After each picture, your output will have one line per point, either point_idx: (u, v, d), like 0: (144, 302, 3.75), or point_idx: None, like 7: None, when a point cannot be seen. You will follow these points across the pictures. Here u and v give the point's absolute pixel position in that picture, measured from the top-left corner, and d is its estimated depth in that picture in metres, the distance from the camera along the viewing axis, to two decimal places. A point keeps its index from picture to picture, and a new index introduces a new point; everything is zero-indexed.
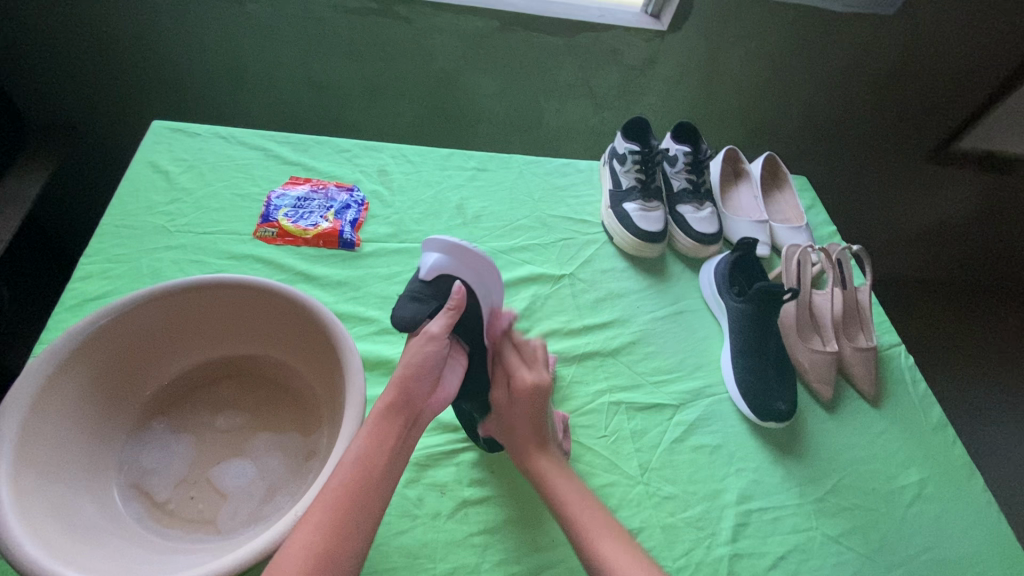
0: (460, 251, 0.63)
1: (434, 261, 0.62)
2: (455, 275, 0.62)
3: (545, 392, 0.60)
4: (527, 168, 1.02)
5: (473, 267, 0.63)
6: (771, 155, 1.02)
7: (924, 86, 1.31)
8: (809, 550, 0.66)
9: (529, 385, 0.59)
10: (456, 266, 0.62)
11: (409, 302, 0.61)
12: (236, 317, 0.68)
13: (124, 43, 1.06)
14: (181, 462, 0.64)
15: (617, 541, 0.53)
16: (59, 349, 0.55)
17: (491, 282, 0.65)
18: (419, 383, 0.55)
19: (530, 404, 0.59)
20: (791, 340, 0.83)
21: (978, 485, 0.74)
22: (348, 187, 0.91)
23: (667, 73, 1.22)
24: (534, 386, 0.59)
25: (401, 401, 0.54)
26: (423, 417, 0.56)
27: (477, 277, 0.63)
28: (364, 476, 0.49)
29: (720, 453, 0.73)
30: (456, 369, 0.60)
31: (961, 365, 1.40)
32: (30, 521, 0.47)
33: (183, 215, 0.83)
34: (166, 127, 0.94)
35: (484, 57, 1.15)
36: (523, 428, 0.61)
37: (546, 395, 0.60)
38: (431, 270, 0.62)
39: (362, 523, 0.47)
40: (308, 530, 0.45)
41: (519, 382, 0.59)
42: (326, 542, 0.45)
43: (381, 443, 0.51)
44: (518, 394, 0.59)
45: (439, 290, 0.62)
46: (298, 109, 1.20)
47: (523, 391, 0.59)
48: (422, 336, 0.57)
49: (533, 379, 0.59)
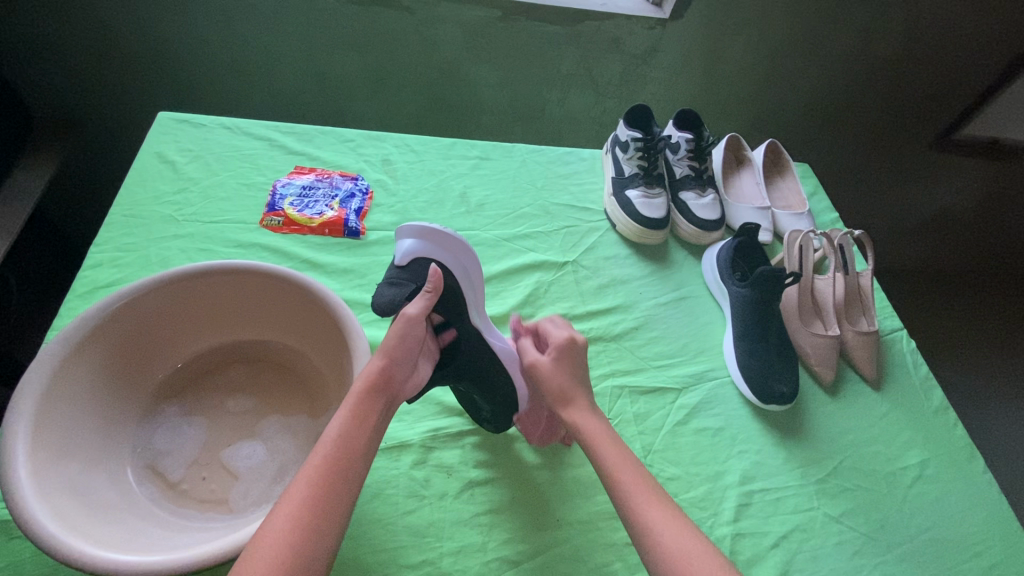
0: (432, 235, 0.66)
1: (408, 245, 0.66)
2: (430, 257, 0.65)
3: (581, 349, 0.64)
4: (530, 156, 1.02)
5: (448, 248, 0.67)
6: (773, 141, 1.03)
7: (926, 72, 1.31)
8: (810, 530, 0.67)
9: (566, 340, 0.64)
10: (431, 249, 0.66)
11: (387, 288, 0.63)
12: (244, 302, 0.69)
13: (127, 37, 1.07)
14: (194, 443, 0.65)
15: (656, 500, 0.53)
16: (73, 332, 0.56)
17: (466, 262, 0.68)
18: (398, 364, 0.56)
19: (568, 360, 0.63)
20: (792, 324, 0.84)
21: (979, 466, 0.75)
22: (352, 176, 0.92)
23: (669, 61, 1.23)
24: (572, 340, 0.64)
25: (381, 379, 0.55)
26: (400, 397, 0.57)
27: (451, 258, 0.67)
28: (343, 455, 0.50)
29: (722, 435, 0.74)
30: (428, 357, 0.63)
31: (966, 351, 1.40)
32: (48, 497, 0.48)
33: (190, 204, 0.84)
34: (172, 118, 0.95)
35: (485, 47, 1.16)
36: (568, 381, 0.62)
37: (582, 350, 0.64)
38: (406, 256, 0.65)
39: (341, 498, 0.48)
40: (292, 506, 0.46)
41: (555, 339, 0.64)
42: (308, 519, 0.46)
43: (361, 420, 0.52)
44: (558, 350, 0.63)
45: (416, 272, 0.64)
46: (301, 101, 1.22)
47: (562, 344, 0.63)
48: (400, 319, 0.57)
49: (566, 337, 0.64)
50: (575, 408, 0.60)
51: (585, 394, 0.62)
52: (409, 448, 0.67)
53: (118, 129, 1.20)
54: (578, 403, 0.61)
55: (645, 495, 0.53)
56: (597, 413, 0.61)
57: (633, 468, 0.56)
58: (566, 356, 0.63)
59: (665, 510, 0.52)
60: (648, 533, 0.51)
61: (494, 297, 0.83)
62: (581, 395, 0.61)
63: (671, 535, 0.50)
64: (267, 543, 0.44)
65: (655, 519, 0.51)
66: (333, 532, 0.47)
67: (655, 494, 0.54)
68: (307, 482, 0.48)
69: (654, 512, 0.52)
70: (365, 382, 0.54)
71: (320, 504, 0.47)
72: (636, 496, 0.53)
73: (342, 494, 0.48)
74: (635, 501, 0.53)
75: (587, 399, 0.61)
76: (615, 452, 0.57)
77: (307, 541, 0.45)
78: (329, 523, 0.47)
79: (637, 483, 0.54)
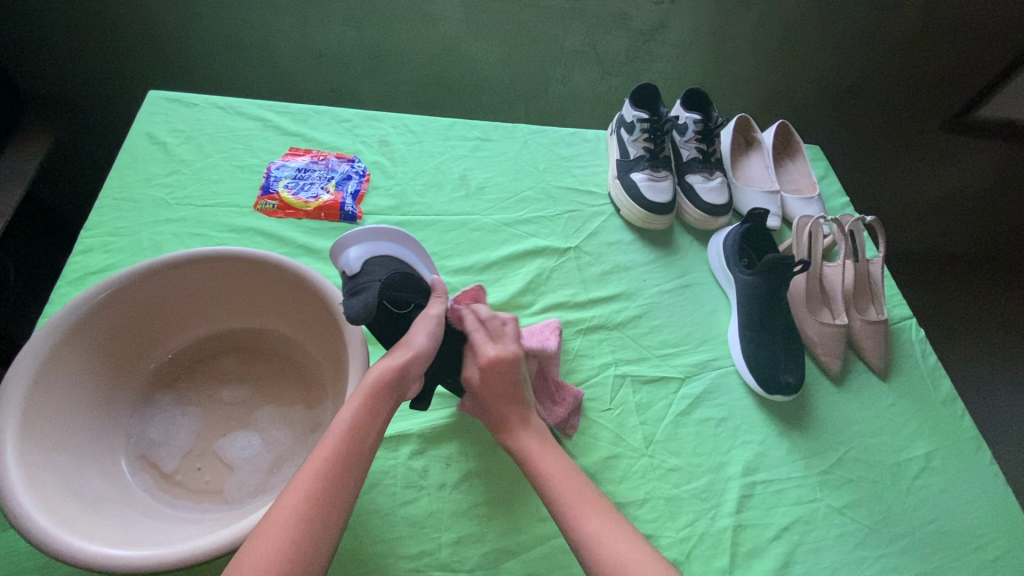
0: (372, 235, 0.65)
1: (355, 255, 0.63)
2: (380, 252, 0.64)
3: (514, 363, 0.57)
4: (532, 137, 0.99)
5: (390, 241, 0.66)
6: (784, 122, 0.99)
7: (940, 48, 1.28)
8: (813, 521, 0.66)
9: (495, 359, 0.56)
10: (376, 248, 0.64)
11: (352, 297, 0.58)
12: (238, 290, 0.67)
13: (118, 12, 1.04)
14: (188, 433, 0.64)
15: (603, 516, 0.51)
16: (62, 321, 0.55)
17: (414, 247, 0.69)
18: (417, 363, 0.55)
19: (499, 380, 0.57)
20: (800, 312, 0.82)
21: (986, 458, 0.74)
22: (349, 158, 0.90)
23: (677, 38, 1.19)
24: (502, 360, 0.56)
25: (397, 375, 0.53)
26: (408, 394, 0.56)
27: (397, 247, 0.66)
28: (353, 446, 0.49)
29: (726, 426, 0.73)
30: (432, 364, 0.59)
31: (988, 335, 1.31)
32: (39, 491, 0.47)
33: (182, 187, 0.82)
34: (161, 97, 0.91)
35: (487, 23, 1.13)
36: (497, 399, 0.57)
37: (516, 367, 0.57)
38: (355, 264, 0.63)
39: (343, 492, 0.47)
40: (294, 499, 0.45)
41: (483, 356, 0.57)
42: (302, 518, 0.44)
43: (377, 411, 0.51)
44: (489, 371, 0.56)
45: (371, 271, 0.61)
46: (297, 80, 1.18)
47: (491, 370, 0.56)
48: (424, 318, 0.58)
49: (499, 353, 0.56)
50: (511, 424, 0.57)
51: (519, 410, 0.57)
52: (408, 438, 0.66)
53: (111, 105, 1.16)
54: (511, 420, 0.57)
55: (590, 511, 0.51)
56: (533, 427, 0.57)
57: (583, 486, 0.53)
58: (498, 371, 0.56)
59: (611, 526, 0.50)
60: (586, 543, 0.49)
61: (494, 284, 0.81)
62: (512, 411, 0.57)
63: (615, 545, 0.49)
64: (271, 530, 0.43)
65: (597, 533, 0.50)
66: (335, 523, 0.46)
67: (601, 508, 0.52)
68: (314, 472, 0.47)
69: (596, 526, 0.50)
70: (383, 373, 0.53)
71: (321, 498, 0.46)
72: (579, 508, 0.51)
73: (346, 485, 0.47)
74: (578, 510, 0.51)
75: (520, 414, 0.57)
76: (548, 461, 0.55)
77: (310, 532, 0.44)
78: (326, 522, 0.45)
79: (582, 499, 0.52)
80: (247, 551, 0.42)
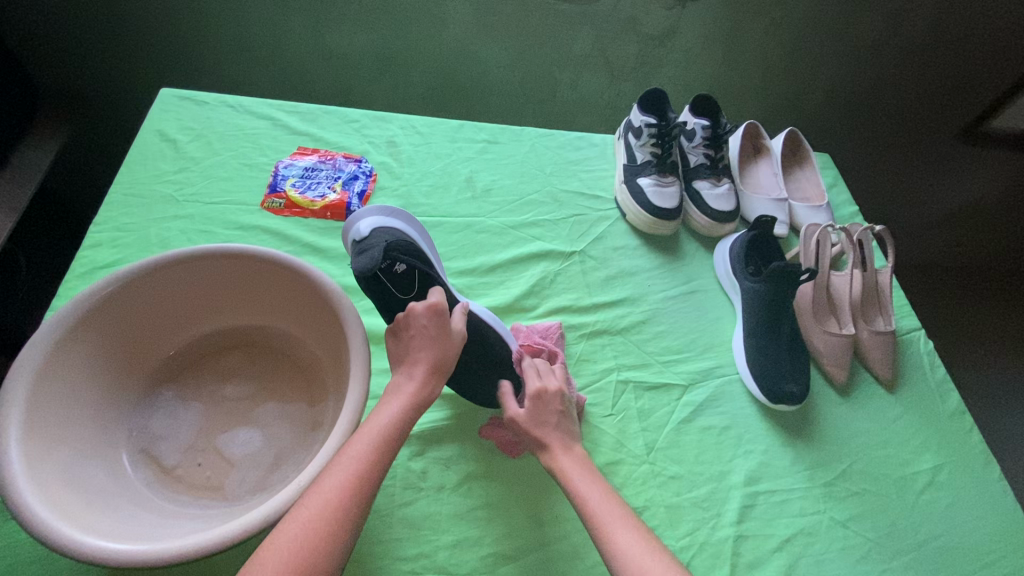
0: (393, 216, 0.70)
1: (373, 221, 0.68)
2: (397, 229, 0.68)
3: (556, 397, 0.62)
4: (539, 140, 0.99)
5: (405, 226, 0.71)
6: (793, 130, 0.98)
7: (951, 60, 1.27)
8: (815, 534, 0.66)
9: (538, 389, 0.62)
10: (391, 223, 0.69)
11: (363, 253, 0.63)
12: (243, 286, 0.67)
13: (135, 13, 1.06)
14: (189, 428, 0.64)
15: (626, 525, 0.52)
16: (68, 315, 0.56)
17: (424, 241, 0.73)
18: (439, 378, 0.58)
19: (543, 410, 0.61)
20: (806, 322, 0.81)
21: (994, 473, 0.73)
22: (356, 158, 0.90)
23: (687, 44, 1.19)
24: (544, 391, 0.62)
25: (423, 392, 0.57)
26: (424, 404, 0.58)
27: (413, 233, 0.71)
28: (386, 449, 0.51)
29: (728, 434, 0.72)
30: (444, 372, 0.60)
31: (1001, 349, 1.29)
32: (40, 482, 0.48)
33: (191, 184, 0.83)
34: (173, 95, 0.92)
35: (497, 26, 1.13)
36: (542, 426, 0.61)
37: (557, 400, 0.62)
38: (370, 228, 0.67)
39: (372, 485, 0.49)
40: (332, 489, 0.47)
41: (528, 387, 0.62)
42: (337, 508, 0.46)
43: (405, 421, 0.54)
44: (533, 400, 0.61)
45: (385, 236, 0.66)
46: (306, 80, 1.19)
47: (535, 398, 0.61)
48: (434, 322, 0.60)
49: (542, 385, 0.62)
50: (551, 451, 0.59)
51: (561, 437, 0.60)
52: (407, 440, 0.66)
53: (124, 101, 1.17)
54: (552, 447, 0.59)
55: (616, 521, 0.52)
56: (575, 454, 0.59)
57: (609, 497, 0.55)
58: (543, 401, 0.62)
59: (636, 536, 0.51)
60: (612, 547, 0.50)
61: (497, 287, 0.81)
62: (553, 438, 0.60)
63: (642, 560, 0.48)
64: (310, 516, 0.45)
65: (626, 542, 0.50)
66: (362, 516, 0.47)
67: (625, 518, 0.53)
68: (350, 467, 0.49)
69: (626, 539, 0.50)
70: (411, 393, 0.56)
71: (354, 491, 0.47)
72: (607, 518, 0.52)
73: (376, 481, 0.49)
74: (605, 524, 0.52)
75: (562, 441, 0.60)
76: (581, 479, 0.56)
77: (343, 523, 0.46)
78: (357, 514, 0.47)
79: (609, 509, 0.53)
80: (287, 533, 0.44)
